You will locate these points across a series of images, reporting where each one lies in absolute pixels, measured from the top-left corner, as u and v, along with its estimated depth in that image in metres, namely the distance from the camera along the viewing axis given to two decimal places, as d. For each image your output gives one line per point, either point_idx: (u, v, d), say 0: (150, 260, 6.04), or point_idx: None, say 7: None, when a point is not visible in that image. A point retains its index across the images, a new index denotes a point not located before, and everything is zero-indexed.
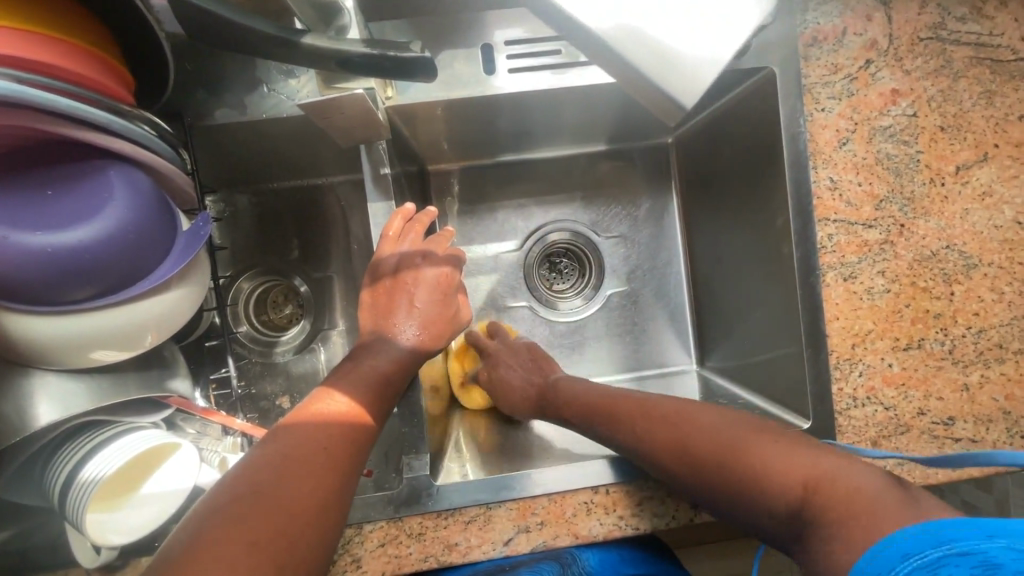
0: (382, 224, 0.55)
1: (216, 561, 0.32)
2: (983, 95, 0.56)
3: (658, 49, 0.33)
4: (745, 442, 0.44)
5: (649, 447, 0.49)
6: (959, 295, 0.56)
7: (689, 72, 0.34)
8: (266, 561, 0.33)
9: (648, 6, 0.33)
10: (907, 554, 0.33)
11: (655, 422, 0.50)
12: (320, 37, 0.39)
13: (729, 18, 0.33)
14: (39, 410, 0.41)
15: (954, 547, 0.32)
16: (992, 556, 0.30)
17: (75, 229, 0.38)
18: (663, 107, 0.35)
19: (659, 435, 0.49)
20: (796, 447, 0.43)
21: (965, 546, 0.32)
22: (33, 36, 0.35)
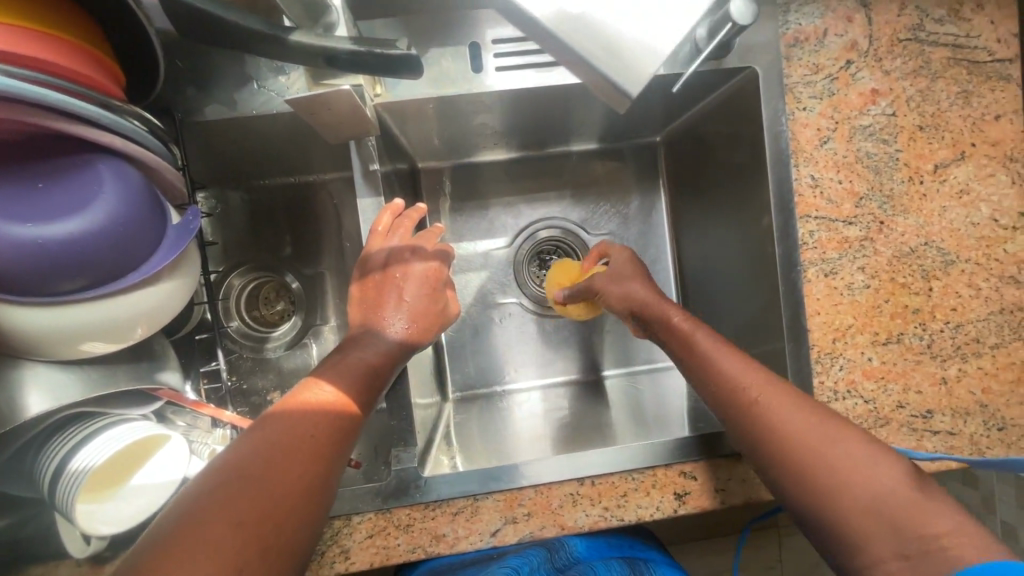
0: (371, 219, 0.56)
1: (197, 545, 0.33)
2: (961, 95, 0.57)
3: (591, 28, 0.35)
4: (886, 470, 0.40)
5: (774, 430, 0.44)
6: (937, 291, 0.57)
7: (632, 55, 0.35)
8: (249, 544, 0.34)
9: (647, 7, 0.36)
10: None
11: (791, 407, 0.45)
12: (306, 34, 0.40)
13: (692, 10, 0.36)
14: (29, 401, 0.42)
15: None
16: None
17: (66, 221, 0.38)
18: (603, 90, 0.37)
19: (792, 420, 0.44)
20: (928, 489, 0.40)
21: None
22: (28, 32, 0.36)
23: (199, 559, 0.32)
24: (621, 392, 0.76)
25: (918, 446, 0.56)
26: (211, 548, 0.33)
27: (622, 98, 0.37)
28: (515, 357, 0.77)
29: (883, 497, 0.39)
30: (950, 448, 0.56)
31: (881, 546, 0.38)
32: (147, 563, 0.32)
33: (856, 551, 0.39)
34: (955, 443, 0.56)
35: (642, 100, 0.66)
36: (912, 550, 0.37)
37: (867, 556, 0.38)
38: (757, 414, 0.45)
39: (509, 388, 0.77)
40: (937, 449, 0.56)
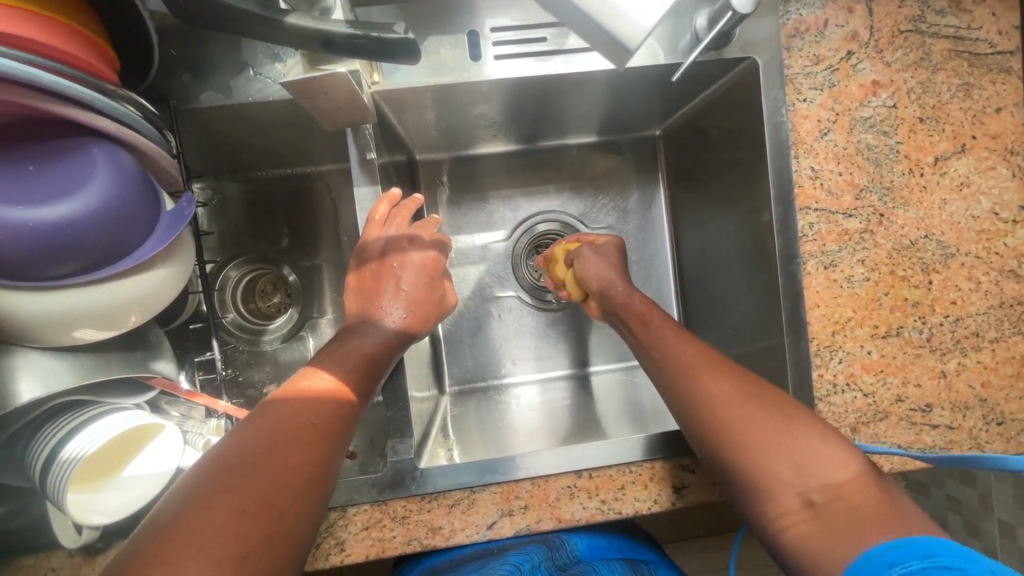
0: (368, 209, 0.55)
1: (203, 530, 0.32)
2: (962, 87, 0.57)
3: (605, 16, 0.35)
4: (800, 430, 0.43)
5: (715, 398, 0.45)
6: (937, 285, 0.57)
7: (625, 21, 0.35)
8: (253, 531, 0.33)
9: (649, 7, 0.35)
10: (894, 563, 0.34)
11: (727, 377, 0.46)
12: (303, 17, 0.39)
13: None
14: (20, 387, 0.41)
15: (936, 560, 0.33)
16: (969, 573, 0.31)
17: (57, 205, 0.38)
18: (603, 45, 0.36)
19: (716, 385, 0.46)
20: (837, 443, 0.42)
21: (944, 561, 0.33)
22: (18, 11, 0.36)
23: (207, 545, 0.32)
24: (620, 386, 0.76)
25: (917, 440, 0.56)
26: (215, 533, 0.32)
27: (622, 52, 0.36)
28: (512, 351, 0.77)
29: (796, 453, 0.41)
30: (949, 442, 0.56)
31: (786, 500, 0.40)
32: (149, 550, 0.31)
33: (767, 503, 0.41)
34: (954, 438, 0.56)
35: (641, 92, 0.66)
36: (817, 498, 0.40)
37: (777, 508, 0.41)
38: (694, 376, 0.47)
39: (507, 382, 0.77)
40: (935, 443, 0.56)
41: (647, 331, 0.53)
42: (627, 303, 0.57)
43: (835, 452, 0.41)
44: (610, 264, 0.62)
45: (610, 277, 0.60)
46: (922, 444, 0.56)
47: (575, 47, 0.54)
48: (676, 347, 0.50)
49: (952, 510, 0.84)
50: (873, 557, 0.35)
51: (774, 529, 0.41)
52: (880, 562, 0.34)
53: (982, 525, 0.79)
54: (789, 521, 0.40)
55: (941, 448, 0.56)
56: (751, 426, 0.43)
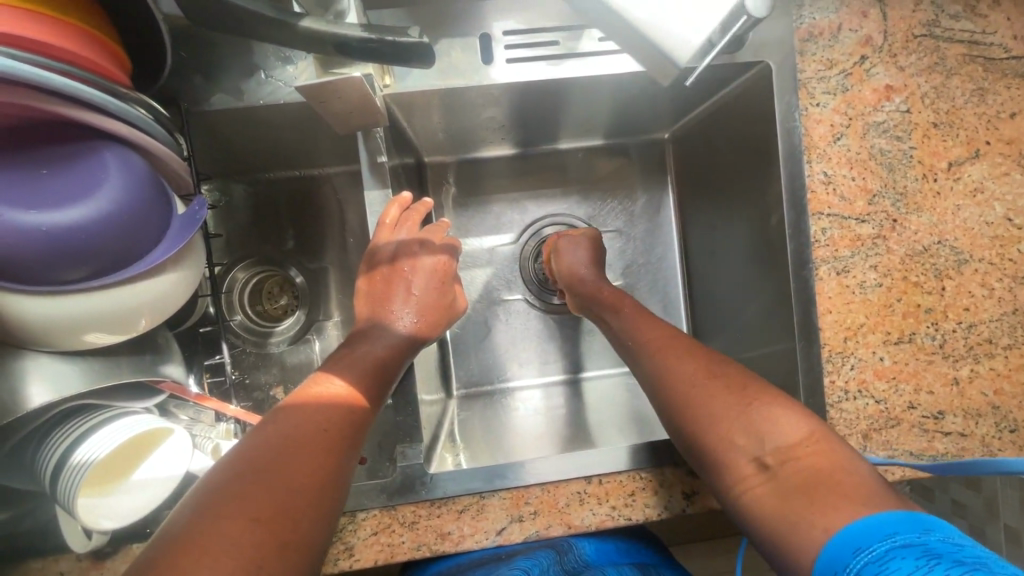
0: (378, 212, 0.55)
1: (218, 539, 0.32)
2: (976, 92, 0.57)
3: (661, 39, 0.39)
4: (754, 396, 0.44)
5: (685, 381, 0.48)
6: (950, 291, 0.57)
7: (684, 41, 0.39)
8: (267, 540, 0.33)
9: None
10: (859, 547, 0.34)
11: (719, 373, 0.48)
12: (317, 21, 0.39)
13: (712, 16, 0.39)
14: (31, 392, 0.41)
15: (898, 539, 0.33)
16: (930, 548, 0.32)
17: (69, 209, 0.37)
18: (660, 62, 0.41)
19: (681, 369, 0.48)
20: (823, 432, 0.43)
21: (905, 539, 0.33)
22: (30, 14, 0.35)
23: (221, 555, 0.31)
24: (626, 391, 0.75)
25: (929, 448, 0.56)
26: (229, 543, 0.32)
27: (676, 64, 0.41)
28: (519, 355, 0.77)
29: (751, 421, 0.43)
30: (961, 449, 0.56)
31: (741, 465, 0.42)
32: (163, 560, 0.31)
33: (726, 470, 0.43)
34: (966, 445, 0.56)
35: (652, 96, 0.66)
36: (770, 462, 0.41)
37: (735, 473, 0.42)
38: (661, 360, 0.50)
39: (513, 386, 0.76)
40: (947, 450, 0.56)
41: (658, 337, 0.53)
42: (595, 295, 0.62)
43: (796, 421, 0.42)
44: (585, 255, 0.66)
45: (583, 271, 0.65)
46: (934, 452, 0.56)
47: (588, 51, 0.54)
48: (686, 353, 0.50)
49: (959, 516, 0.83)
50: (838, 542, 0.35)
51: (734, 494, 0.42)
52: (846, 548, 0.34)
53: (989, 531, 0.78)
54: (746, 485, 0.41)
55: (953, 456, 0.56)
56: (706, 397, 0.45)
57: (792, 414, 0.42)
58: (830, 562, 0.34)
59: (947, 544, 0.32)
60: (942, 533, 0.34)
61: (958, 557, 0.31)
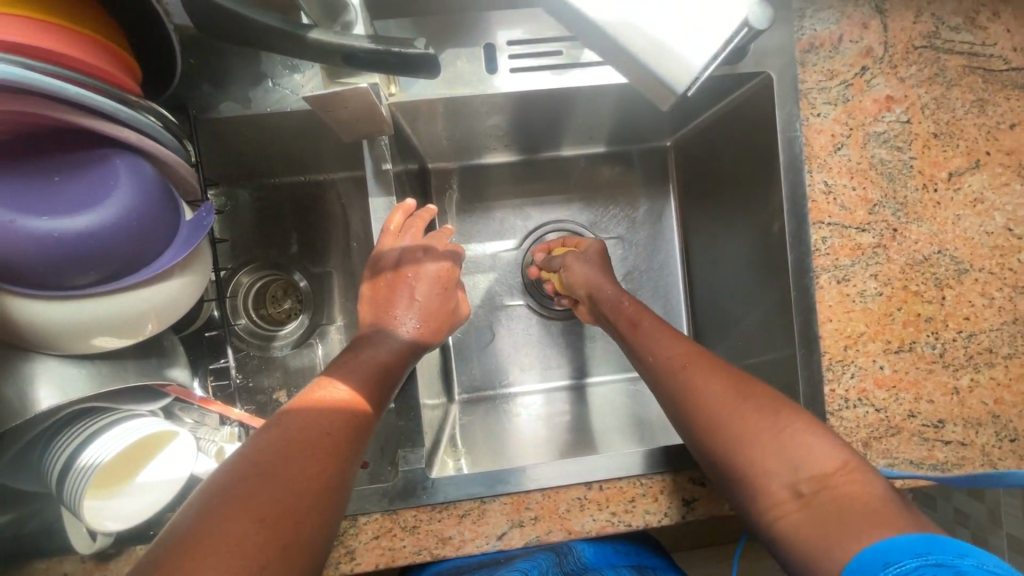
0: (383, 219, 0.56)
1: (222, 539, 0.32)
2: (976, 103, 0.57)
3: (663, 54, 0.38)
4: (787, 421, 0.44)
5: (684, 387, 0.49)
6: (950, 300, 0.57)
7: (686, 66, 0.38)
8: (270, 542, 0.34)
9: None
10: (890, 560, 0.34)
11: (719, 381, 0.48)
12: (325, 32, 0.40)
13: (718, 29, 0.37)
14: (40, 395, 0.41)
15: (931, 559, 0.33)
16: (963, 570, 0.32)
17: (79, 215, 0.38)
18: (657, 88, 0.40)
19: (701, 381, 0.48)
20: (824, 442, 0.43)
21: (938, 559, 0.33)
22: (43, 24, 0.36)
23: (225, 556, 0.32)
24: (626, 397, 0.76)
25: (929, 456, 0.56)
26: (233, 544, 0.32)
27: (671, 91, 0.40)
28: (520, 359, 0.77)
29: (784, 446, 0.43)
30: (962, 458, 0.56)
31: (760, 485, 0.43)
32: (169, 560, 0.31)
33: (756, 495, 0.43)
34: (967, 454, 0.56)
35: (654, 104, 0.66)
36: (806, 490, 0.41)
37: (768, 498, 0.42)
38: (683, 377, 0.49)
39: (514, 391, 0.77)
40: (947, 459, 0.56)
41: (659, 344, 0.54)
42: (615, 304, 0.61)
43: (814, 439, 0.43)
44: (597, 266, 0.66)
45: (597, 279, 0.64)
46: (935, 461, 0.56)
47: (591, 60, 0.54)
48: (687, 361, 0.50)
49: (960, 524, 0.83)
50: (869, 555, 0.35)
51: (768, 520, 0.42)
52: (875, 560, 0.34)
53: (990, 539, 0.78)
54: (782, 513, 0.41)
55: (954, 465, 0.56)
56: (737, 419, 0.45)
57: (815, 436, 0.43)
58: (857, 570, 0.35)
59: (980, 569, 0.32)
60: (985, 561, 0.33)
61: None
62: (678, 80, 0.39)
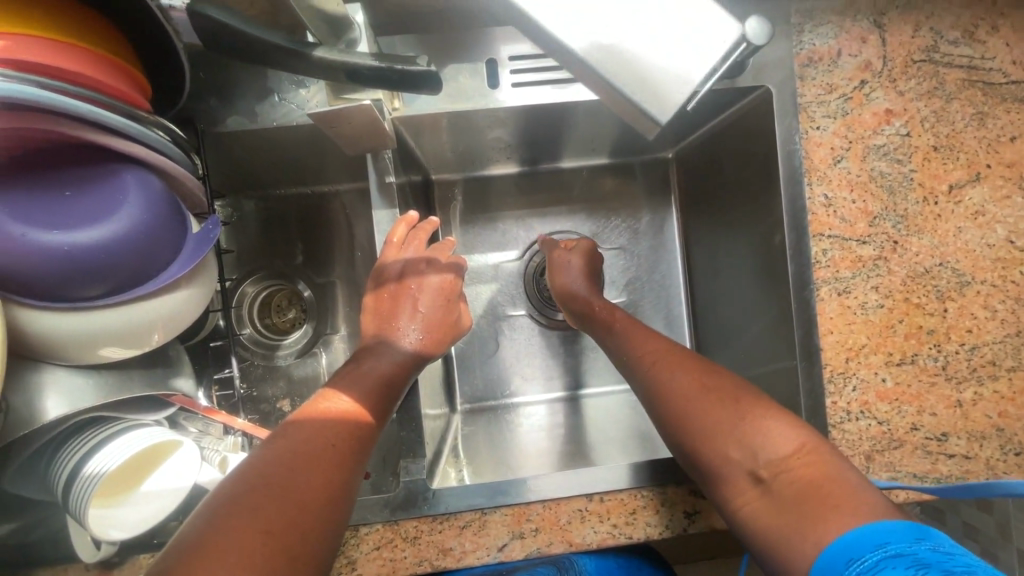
0: (386, 231, 0.56)
1: (231, 549, 0.33)
2: (976, 116, 0.57)
3: (648, 74, 0.34)
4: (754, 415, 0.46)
5: (683, 399, 0.49)
6: (952, 312, 0.57)
7: (672, 84, 0.34)
8: (278, 552, 0.34)
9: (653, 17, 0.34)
10: (852, 557, 0.36)
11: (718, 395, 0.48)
12: (330, 50, 0.41)
13: (716, 43, 0.34)
14: (46, 405, 0.42)
15: (890, 549, 0.35)
16: (920, 557, 0.34)
17: (89, 229, 0.39)
18: (642, 121, 0.36)
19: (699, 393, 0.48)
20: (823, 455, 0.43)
21: (896, 549, 0.35)
22: (56, 43, 0.37)
23: (234, 565, 0.32)
24: (629, 409, 0.76)
25: (933, 470, 0.55)
26: (241, 553, 0.33)
27: (655, 126, 0.36)
28: (523, 369, 0.77)
29: (746, 436, 0.45)
30: (966, 472, 0.55)
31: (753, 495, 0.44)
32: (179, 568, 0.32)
33: (723, 483, 0.46)
34: (971, 467, 0.55)
35: None
36: (765, 475, 0.44)
37: (730, 484, 0.45)
38: (681, 388, 0.50)
39: (517, 401, 0.77)
40: (951, 472, 0.55)
41: (659, 355, 0.54)
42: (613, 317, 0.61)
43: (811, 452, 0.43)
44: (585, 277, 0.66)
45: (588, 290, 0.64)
46: (938, 474, 0.55)
47: None
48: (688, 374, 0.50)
49: (971, 538, 0.81)
50: (834, 551, 0.37)
51: (733, 506, 0.45)
52: (839, 557, 0.37)
53: (1001, 554, 0.77)
54: (742, 496, 0.45)
55: (958, 478, 0.55)
56: (705, 413, 0.48)
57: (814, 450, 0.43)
58: (827, 567, 0.37)
59: (936, 554, 0.34)
60: (936, 543, 0.35)
61: (947, 566, 0.33)
62: (658, 110, 0.35)
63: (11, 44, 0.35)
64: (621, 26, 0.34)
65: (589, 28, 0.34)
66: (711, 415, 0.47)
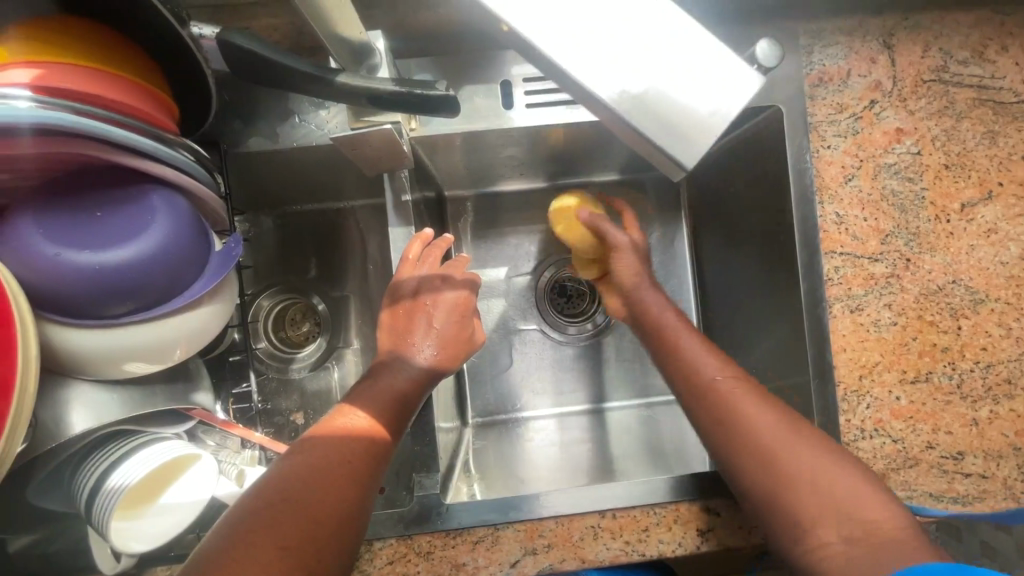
0: (402, 249, 0.58)
1: (253, 565, 0.35)
2: (987, 135, 0.58)
3: (642, 95, 0.32)
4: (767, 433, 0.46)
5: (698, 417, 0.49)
6: (966, 330, 0.57)
7: (696, 122, 0.32)
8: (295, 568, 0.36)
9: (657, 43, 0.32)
10: None
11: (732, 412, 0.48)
12: (353, 76, 0.42)
13: (732, 78, 0.32)
14: (72, 419, 0.43)
15: None
16: None
17: (119, 248, 0.40)
18: (662, 162, 0.34)
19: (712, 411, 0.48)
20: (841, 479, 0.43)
21: None
22: (83, 69, 0.39)
23: None
24: (639, 424, 0.76)
25: (949, 489, 0.55)
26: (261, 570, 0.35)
27: (679, 170, 0.34)
28: (533, 383, 0.78)
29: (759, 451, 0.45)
30: (983, 492, 0.55)
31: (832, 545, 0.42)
32: None
33: None
34: (989, 487, 0.55)
35: None
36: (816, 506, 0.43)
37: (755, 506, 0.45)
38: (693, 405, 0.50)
39: (527, 415, 0.77)
40: (968, 492, 0.55)
41: (672, 371, 0.54)
42: None
43: None
44: None
45: None
46: (955, 494, 0.55)
47: None
48: (702, 391, 0.50)
49: (989, 558, 0.80)
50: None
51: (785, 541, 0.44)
52: None
53: None
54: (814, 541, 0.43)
55: (975, 498, 0.55)
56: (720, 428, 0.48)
57: None
58: None
59: None
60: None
61: None
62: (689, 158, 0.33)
63: (48, 71, 0.37)
64: (606, 44, 0.32)
65: (596, 36, 0.32)
66: (777, 459, 0.46)
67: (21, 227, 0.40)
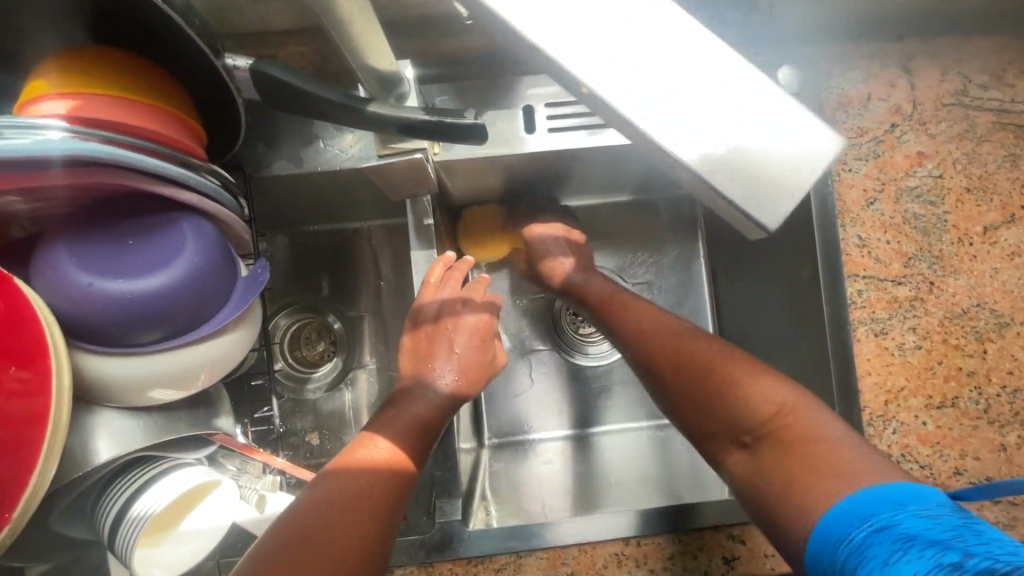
0: (424, 272, 0.57)
1: None
2: (1008, 158, 0.58)
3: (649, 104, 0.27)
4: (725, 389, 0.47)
5: None
6: (992, 354, 0.56)
7: (777, 165, 0.28)
8: None
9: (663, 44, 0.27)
10: (840, 540, 0.35)
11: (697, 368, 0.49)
12: (383, 105, 0.42)
13: (797, 118, 0.28)
14: (99, 446, 0.43)
15: (872, 523, 0.34)
16: (904, 529, 0.33)
17: (149, 275, 0.41)
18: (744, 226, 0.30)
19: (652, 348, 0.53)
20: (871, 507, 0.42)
21: (880, 521, 0.34)
22: (117, 99, 0.39)
23: None
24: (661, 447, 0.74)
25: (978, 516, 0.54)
26: None
27: (762, 232, 0.29)
28: (548, 404, 0.76)
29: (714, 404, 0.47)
30: (1014, 519, 0.54)
31: (743, 459, 0.45)
32: None
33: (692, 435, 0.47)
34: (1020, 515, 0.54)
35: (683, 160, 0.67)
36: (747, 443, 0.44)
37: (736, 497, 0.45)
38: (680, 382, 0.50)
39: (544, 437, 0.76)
40: (999, 519, 0.54)
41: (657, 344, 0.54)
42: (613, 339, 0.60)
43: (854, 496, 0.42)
44: None
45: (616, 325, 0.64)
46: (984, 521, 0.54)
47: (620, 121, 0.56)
48: None
49: None
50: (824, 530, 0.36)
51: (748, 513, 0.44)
52: (829, 539, 0.36)
53: None
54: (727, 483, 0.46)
55: (1007, 525, 0.54)
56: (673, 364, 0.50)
57: None
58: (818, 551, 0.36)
59: (920, 520, 0.33)
60: (919, 505, 0.34)
61: (933, 533, 0.32)
62: (770, 213, 0.28)
63: (84, 103, 0.38)
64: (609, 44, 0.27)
65: (596, 35, 0.27)
66: (689, 391, 0.49)
67: (58, 257, 0.40)
